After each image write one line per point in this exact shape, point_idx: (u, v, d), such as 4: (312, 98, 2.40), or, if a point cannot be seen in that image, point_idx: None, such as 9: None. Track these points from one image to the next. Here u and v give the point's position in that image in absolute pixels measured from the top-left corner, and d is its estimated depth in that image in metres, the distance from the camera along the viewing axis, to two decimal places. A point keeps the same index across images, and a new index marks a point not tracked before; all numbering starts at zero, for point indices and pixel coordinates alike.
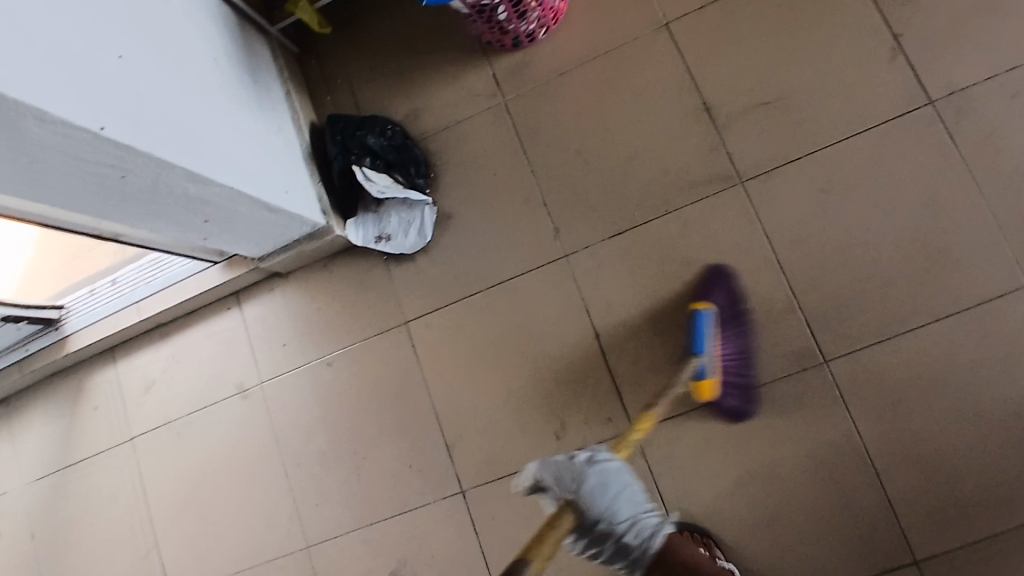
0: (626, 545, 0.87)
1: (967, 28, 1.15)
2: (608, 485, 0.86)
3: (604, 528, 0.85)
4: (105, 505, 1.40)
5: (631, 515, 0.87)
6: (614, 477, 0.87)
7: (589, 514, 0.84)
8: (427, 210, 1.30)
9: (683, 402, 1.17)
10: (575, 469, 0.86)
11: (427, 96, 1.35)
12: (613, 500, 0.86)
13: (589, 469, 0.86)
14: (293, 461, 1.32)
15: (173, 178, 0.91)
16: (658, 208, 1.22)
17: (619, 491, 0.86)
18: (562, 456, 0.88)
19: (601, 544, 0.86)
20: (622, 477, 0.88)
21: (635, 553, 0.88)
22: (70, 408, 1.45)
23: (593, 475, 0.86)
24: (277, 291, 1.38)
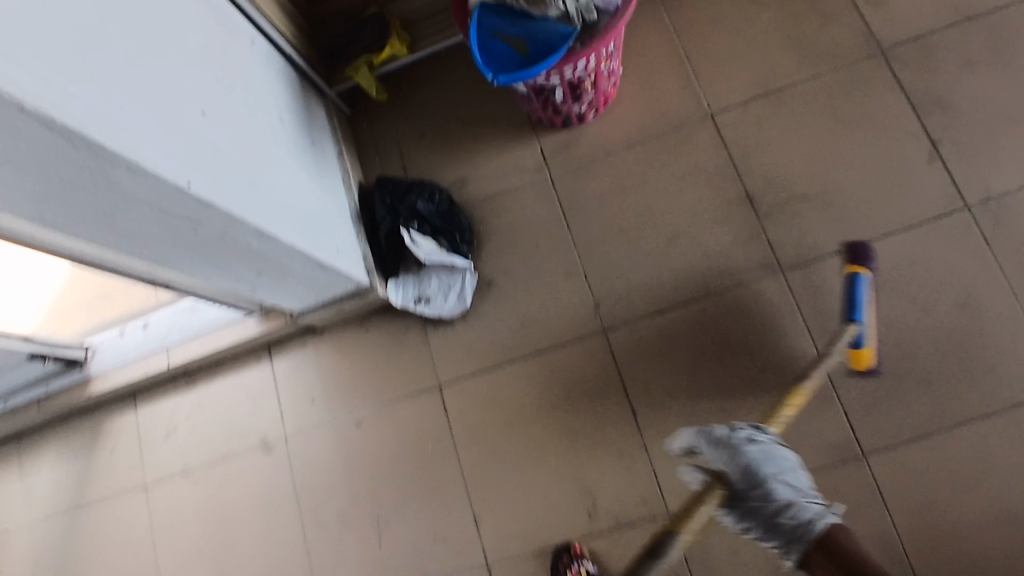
0: (784, 524, 0.96)
1: (1002, 140, 1.20)
2: (769, 462, 0.97)
3: (760, 500, 0.96)
4: (109, 555, 1.34)
5: (784, 496, 0.96)
6: (765, 454, 0.98)
7: (738, 478, 0.96)
8: (469, 276, 1.31)
9: None
10: (727, 441, 0.99)
11: (475, 165, 1.38)
12: (764, 474, 0.96)
13: (744, 448, 0.98)
14: (312, 522, 1.28)
15: (241, 232, 0.92)
16: (699, 290, 1.24)
17: (772, 470, 0.97)
18: (721, 428, 1.02)
19: (753, 519, 0.96)
20: (770, 456, 0.98)
21: (791, 530, 0.96)
22: (84, 450, 1.42)
23: (753, 453, 0.97)
24: (310, 346, 1.38)
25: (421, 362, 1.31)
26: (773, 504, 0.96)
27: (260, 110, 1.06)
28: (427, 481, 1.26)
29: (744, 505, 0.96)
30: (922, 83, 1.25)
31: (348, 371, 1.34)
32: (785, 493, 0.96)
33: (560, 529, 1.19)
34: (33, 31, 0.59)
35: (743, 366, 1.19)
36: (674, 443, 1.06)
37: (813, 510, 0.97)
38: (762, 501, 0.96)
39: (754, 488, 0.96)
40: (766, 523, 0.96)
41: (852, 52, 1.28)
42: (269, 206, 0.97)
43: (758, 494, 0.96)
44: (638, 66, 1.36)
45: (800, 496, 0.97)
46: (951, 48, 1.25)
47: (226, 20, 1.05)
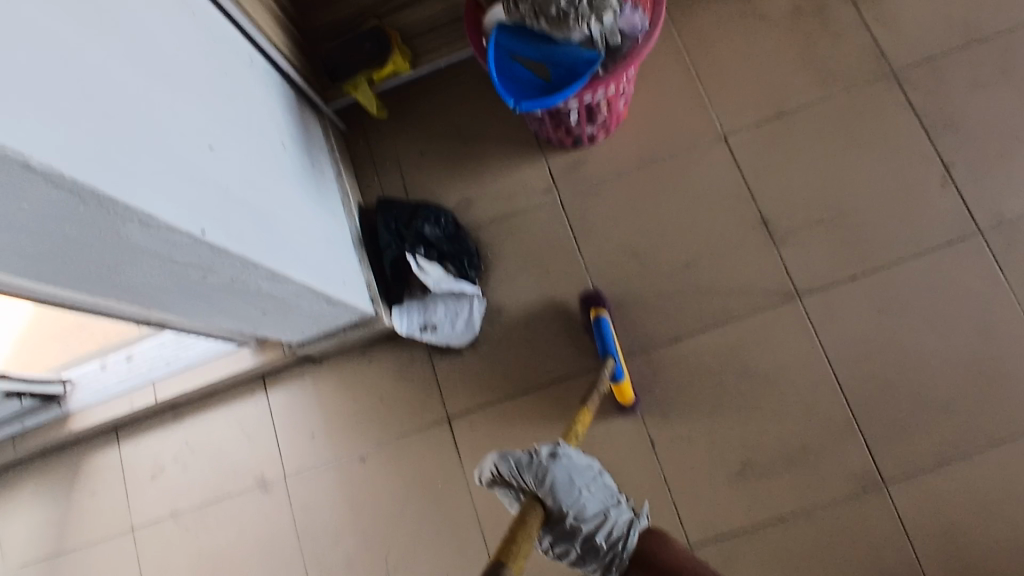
0: (596, 547, 0.72)
1: (1013, 164, 1.20)
2: (572, 478, 0.73)
3: (568, 523, 0.72)
4: None
5: (597, 506, 0.74)
6: (574, 467, 0.74)
7: (556, 507, 0.71)
8: (476, 302, 1.26)
9: (741, 520, 1.13)
10: (538, 466, 0.72)
11: (480, 186, 1.33)
12: (584, 502, 0.73)
13: (549, 467, 0.72)
14: (317, 565, 1.22)
15: (251, 275, 0.87)
16: (715, 317, 1.22)
17: (576, 484, 0.73)
18: (525, 451, 0.74)
19: (568, 543, 0.73)
20: (575, 467, 0.74)
21: (603, 552, 0.72)
22: (63, 491, 1.33)
23: (559, 472, 0.72)
24: (309, 376, 1.31)
25: (430, 394, 1.27)
26: (597, 528, 0.72)
27: (262, 139, 1.01)
28: (437, 519, 1.21)
29: (551, 524, 0.72)
30: (933, 105, 1.24)
31: (351, 404, 1.29)
32: (588, 501, 0.73)
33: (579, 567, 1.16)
34: (37, 83, 0.54)
35: (760, 394, 1.17)
36: (480, 473, 0.79)
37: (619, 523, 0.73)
38: (563, 518, 0.71)
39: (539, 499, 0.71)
40: (573, 538, 0.72)
41: (863, 72, 1.27)
42: (278, 245, 0.92)
43: (574, 527, 0.72)
44: (647, 84, 1.32)
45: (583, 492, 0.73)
46: (961, 69, 1.25)
47: (222, 44, 0.99)
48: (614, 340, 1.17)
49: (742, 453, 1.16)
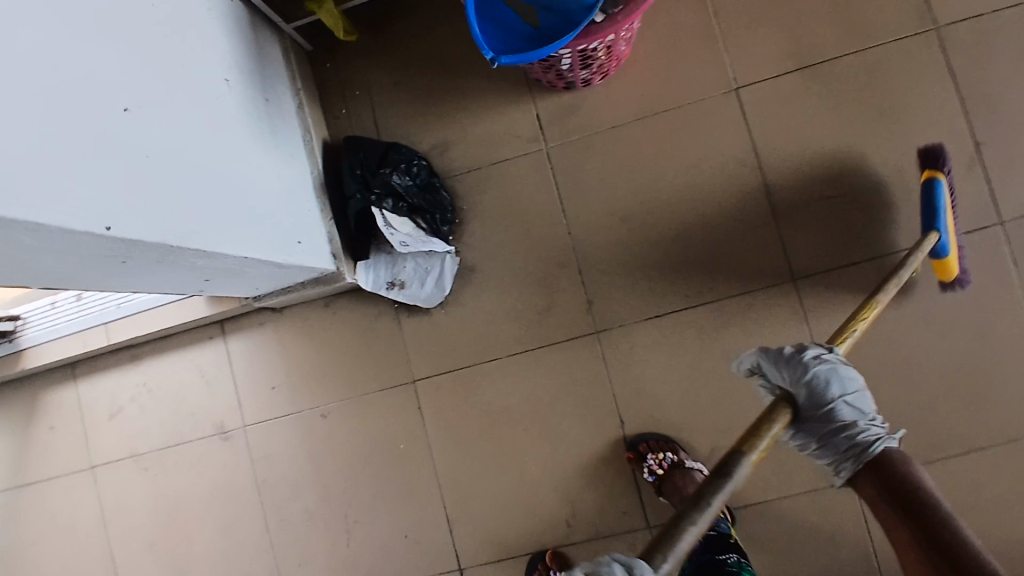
0: (847, 442, 0.73)
1: None
2: (835, 383, 0.72)
3: (821, 420, 0.73)
4: (58, 536, 1.28)
5: (863, 420, 0.74)
6: (830, 371, 0.73)
7: (805, 397, 0.72)
8: (448, 260, 1.17)
9: None
10: (803, 362, 0.72)
11: (459, 129, 1.20)
12: (841, 432, 0.73)
13: (810, 364, 0.72)
14: (277, 515, 1.22)
15: (181, 256, 0.78)
16: (703, 294, 1.13)
17: (839, 392, 0.72)
18: (789, 346, 0.76)
19: (817, 440, 0.74)
20: (840, 373, 0.73)
21: (847, 446, 0.73)
22: (19, 423, 1.30)
23: (821, 369, 0.72)
24: (269, 325, 1.24)
25: (396, 354, 1.21)
26: (852, 436, 0.73)
27: (204, 80, 0.87)
28: (399, 480, 1.20)
29: (806, 423, 0.74)
30: (977, 71, 1.09)
31: (313, 358, 1.23)
32: (851, 405, 0.73)
33: (537, 536, 1.15)
34: None
35: (740, 380, 1.12)
36: (735, 365, 0.81)
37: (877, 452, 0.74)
38: (839, 419, 0.73)
39: (806, 401, 0.72)
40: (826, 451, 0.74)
41: (902, 26, 1.11)
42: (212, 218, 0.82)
43: (847, 441, 0.73)
44: (656, 21, 1.16)
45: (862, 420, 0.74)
46: (1016, 31, 1.09)
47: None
48: None
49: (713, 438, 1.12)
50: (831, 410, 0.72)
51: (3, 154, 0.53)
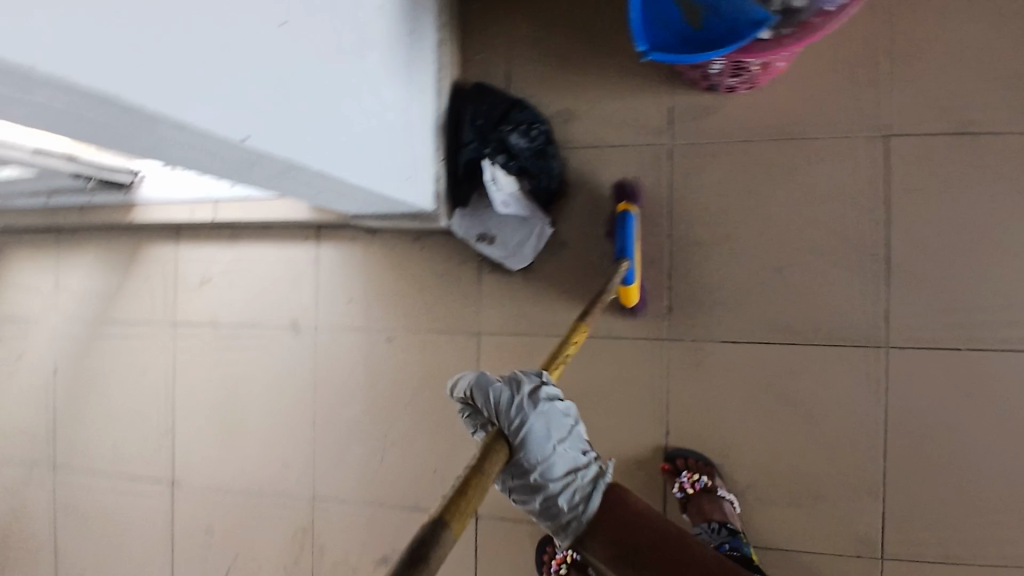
0: (569, 505, 0.73)
1: None
2: (556, 431, 0.70)
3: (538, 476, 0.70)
4: (137, 373, 1.43)
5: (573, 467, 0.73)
6: (557, 419, 0.71)
7: (515, 436, 0.65)
8: (542, 229, 1.17)
9: None
10: (519, 409, 0.66)
11: (587, 102, 1.18)
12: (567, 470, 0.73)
13: (539, 406, 0.69)
14: (325, 416, 1.30)
15: (299, 173, 0.81)
16: (784, 333, 1.10)
17: (556, 439, 0.70)
18: (502, 379, 0.69)
19: (526, 492, 0.71)
20: (557, 420, 0.71)
21: (558, 510, 0.72)
22: (125, 267, 1.44)
23: (537, 418, 0.67)
24: (359, 243, 1.29)
25: (467, 304, 1.24)
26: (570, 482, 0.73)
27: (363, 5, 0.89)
28: (439, 422, 1.25)
29: (516, 467, 0.69)
30: None
31: (391, 284, 1.28)
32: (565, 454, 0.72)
33: None
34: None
35: (798, 427, 1.08)
36: (449, 385, 0.73)
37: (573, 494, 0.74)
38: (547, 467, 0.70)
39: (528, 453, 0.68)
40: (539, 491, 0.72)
41: None
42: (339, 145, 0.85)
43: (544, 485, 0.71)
44: (820, 42, 1.09)
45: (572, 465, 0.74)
46: None
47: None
48: (632, 237, 1.09)
49: (752, 475, 1.10)
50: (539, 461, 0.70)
51: (169, 53, 0.55)
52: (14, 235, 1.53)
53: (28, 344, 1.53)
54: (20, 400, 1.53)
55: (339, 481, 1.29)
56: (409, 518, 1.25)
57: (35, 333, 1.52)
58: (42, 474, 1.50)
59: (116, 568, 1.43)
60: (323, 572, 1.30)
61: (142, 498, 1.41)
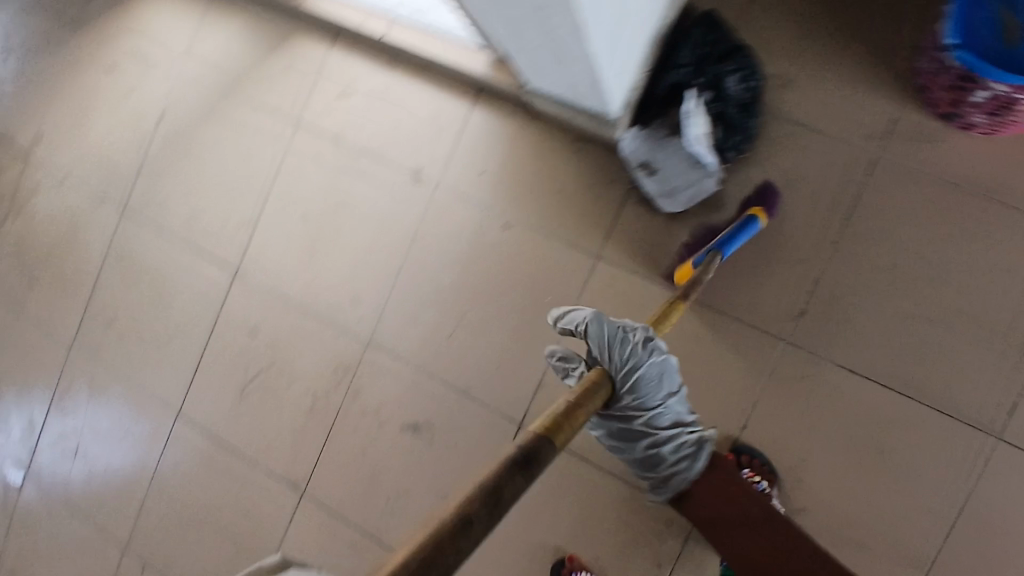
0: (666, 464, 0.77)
1: None
2: (660, 380, 0.75)
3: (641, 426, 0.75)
4: (240, 155, 1.38)
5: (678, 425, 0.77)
6: (664, 370, 0.76)
7: (624, 379, 0.73)
8: (708, 183, 1.10)
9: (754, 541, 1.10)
10: (632, 350, 0.73)
11: (809, 79, 1.12)
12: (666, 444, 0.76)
13: (647, 353, 0.74)
14: (411, 271, 1.27)
15: (561, 13, 0.75)
16: (901, 382, 1.07)
17: (664, 394, 0.76)
18: (621, 326, 0.76)
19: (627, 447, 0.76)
20: (668, 370, 0.76)
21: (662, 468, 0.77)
22: (269, 46, 1.38)
23: (647, 367, 0.74)
24: (514, 120, 1.22)
25: (600, 226, 1.19)
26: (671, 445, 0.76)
27: None
28: (522, 325, 1.22)
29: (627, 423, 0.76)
30: None
31: (530, 175, 1.22)
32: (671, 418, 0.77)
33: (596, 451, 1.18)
34: None
35: (871, 473, 1.07)
36: (563, 321, 0.80)
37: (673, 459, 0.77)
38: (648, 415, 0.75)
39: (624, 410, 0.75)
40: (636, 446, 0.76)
41: None
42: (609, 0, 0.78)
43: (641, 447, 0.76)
44: None
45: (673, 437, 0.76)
46: None
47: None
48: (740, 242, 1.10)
49: (806, 498, 1.09)
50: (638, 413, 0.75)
51: None
52: None
53: (140, 81, 1.48)
54: (113, 132, 1.49)
55: (400, 339, 1.28)
56: (455, 401, 1.24)
57: (151, 73, 1.47)
58: (107, 212, 1.48)
59: (148, 329, 1.42)
60: (352, 414, 1.30)
61: (198, 274, 1.39)
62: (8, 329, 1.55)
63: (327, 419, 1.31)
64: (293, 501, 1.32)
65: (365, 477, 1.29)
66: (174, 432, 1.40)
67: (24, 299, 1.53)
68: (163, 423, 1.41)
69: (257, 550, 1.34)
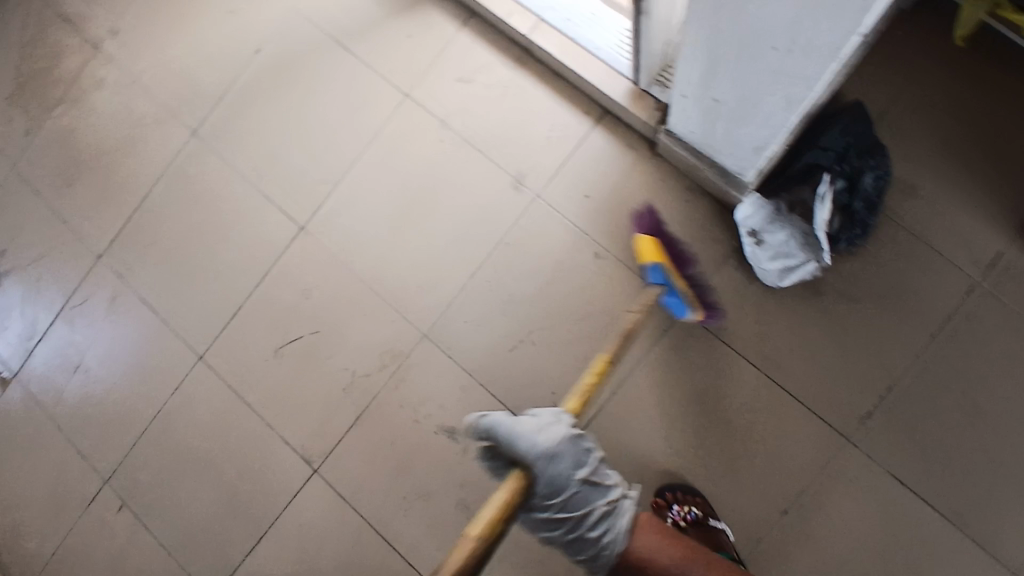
0: (570, 530, 0.86)
1: None
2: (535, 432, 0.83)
3: (542, 490, 0.83)
4: (336, 110, 1.32)
5: (529, 439, 0.83)
6: (563, 452, 0.83)
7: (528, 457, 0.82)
8: (809, 267, 1.12)
9: None
10: (498, 433, 0.84)
11: (931, 195, 1.13)
12: (561, 465, 0.83)
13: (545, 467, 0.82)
14: (488, 275, 1.23)
15: (787, 83, 0.74)
16: (943, 506, 1.09)
17: (542, 464, 0.82)
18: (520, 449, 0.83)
19: (563, 520, 0.86)
20: (570, 457, 0.84)
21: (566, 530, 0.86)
22: (394, 8, 1.32)
23: (522, 437, 0.83)
24: (633, 154, 1.21)
25: (693, 277, 1.17)
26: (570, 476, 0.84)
27: None
28: (589, 356, 1.19)
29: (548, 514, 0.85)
30: None
31: (636, 209, 1.19)
32: (559, 471, 0.83)
33: (633, 500, 1.16)
34: None
35: None
36: (492, 418, 0.86)
37: (572, 442, 0.84)
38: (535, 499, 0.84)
39: (541, 488, 0.83)
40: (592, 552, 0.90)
41: None
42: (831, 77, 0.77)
43: (565, 496, 0.84)
44: None
45: (572, 474, 0.84)
46: None
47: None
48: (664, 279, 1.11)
49: None
50: (596, 507, 0.86)
51: None
52: None
53: (245, 5, 1.39)
54: (201, 47, 1.40)
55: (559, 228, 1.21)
56: None
57: (262, 1, 1.38)
58: (175, 130, 1.39)
59: (191, 262, 1.35)
60: (387, 402, 1.24)
61: (258, 219, 1.32)
62: (34, 223, 1.45)
63: (360, 402, 1.25)
64: (303, 476, 1.26)
65: (386, 470, 1.24)
66: (192, 374, 1.33)
67: (61, 195, 1.44)
68: (181, 362, 1.33)
69: (253, 515, 1.28)
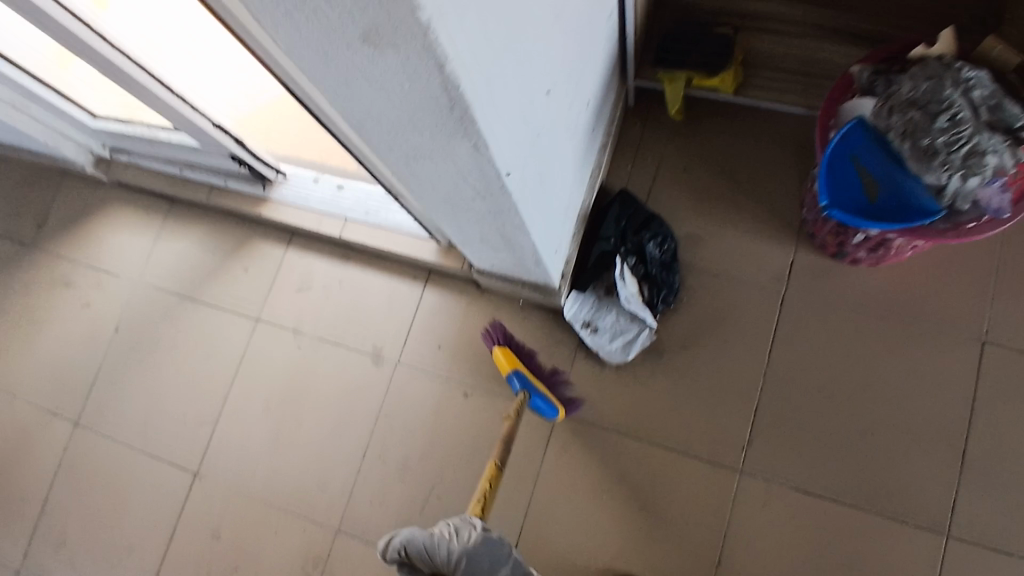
0: None
1: None
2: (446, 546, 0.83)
3: None
4: (200, 356, 1.42)
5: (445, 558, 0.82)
6: (486, 551, 0.84)
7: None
8: (646, 333, 1.24)
9: None
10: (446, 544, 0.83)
11: (716, 236, 1.28)
12: (479, 558, 0.83)
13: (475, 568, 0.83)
14: (378, 449, 1.29)
15: (503, 220, 0.89)
16: (850, 499, 1.13)
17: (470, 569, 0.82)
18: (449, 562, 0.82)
19: None
20: (490, 552, 0.85)
21: None
22: (225, 250, 1.47)
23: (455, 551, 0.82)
24: (466, 297, 1.33)
25: (554, 381, 1.26)
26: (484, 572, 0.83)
27: (583, 82, 0.99)
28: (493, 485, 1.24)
29: None
30: None
31: (483, 343, 1.31)
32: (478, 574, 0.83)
33: None
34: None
35: None
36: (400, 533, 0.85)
37: (486, 544, 0.84)
38: None
39: None
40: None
41: None
42: (541, 195, 0.92)
43: None
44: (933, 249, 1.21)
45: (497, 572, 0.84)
46: None
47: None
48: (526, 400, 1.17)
49: None
50: None
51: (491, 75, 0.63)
52: (125, 193, 1.58)
53: (97, 296, 1.52)
54: (66, 345, 1.51)
55: None
56: None
57: (111, 287, 1.52)
58: (59, 428, 1.45)
59: (102, 547, 1.36)
60: None
61: (155, 481, 1.36)
62: None
63: None
64: None
65: None
66: None
67: None
68: None
69: None
